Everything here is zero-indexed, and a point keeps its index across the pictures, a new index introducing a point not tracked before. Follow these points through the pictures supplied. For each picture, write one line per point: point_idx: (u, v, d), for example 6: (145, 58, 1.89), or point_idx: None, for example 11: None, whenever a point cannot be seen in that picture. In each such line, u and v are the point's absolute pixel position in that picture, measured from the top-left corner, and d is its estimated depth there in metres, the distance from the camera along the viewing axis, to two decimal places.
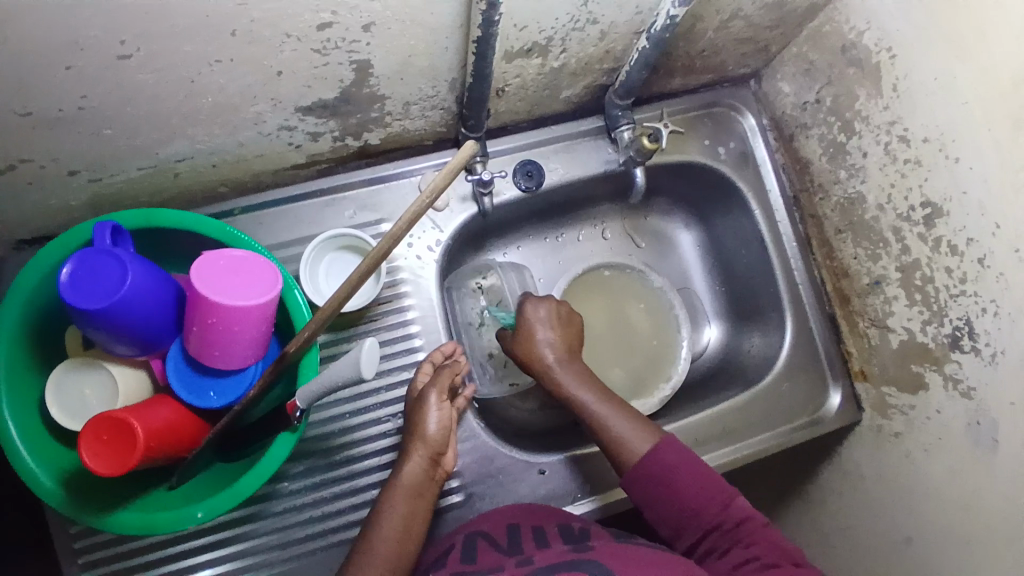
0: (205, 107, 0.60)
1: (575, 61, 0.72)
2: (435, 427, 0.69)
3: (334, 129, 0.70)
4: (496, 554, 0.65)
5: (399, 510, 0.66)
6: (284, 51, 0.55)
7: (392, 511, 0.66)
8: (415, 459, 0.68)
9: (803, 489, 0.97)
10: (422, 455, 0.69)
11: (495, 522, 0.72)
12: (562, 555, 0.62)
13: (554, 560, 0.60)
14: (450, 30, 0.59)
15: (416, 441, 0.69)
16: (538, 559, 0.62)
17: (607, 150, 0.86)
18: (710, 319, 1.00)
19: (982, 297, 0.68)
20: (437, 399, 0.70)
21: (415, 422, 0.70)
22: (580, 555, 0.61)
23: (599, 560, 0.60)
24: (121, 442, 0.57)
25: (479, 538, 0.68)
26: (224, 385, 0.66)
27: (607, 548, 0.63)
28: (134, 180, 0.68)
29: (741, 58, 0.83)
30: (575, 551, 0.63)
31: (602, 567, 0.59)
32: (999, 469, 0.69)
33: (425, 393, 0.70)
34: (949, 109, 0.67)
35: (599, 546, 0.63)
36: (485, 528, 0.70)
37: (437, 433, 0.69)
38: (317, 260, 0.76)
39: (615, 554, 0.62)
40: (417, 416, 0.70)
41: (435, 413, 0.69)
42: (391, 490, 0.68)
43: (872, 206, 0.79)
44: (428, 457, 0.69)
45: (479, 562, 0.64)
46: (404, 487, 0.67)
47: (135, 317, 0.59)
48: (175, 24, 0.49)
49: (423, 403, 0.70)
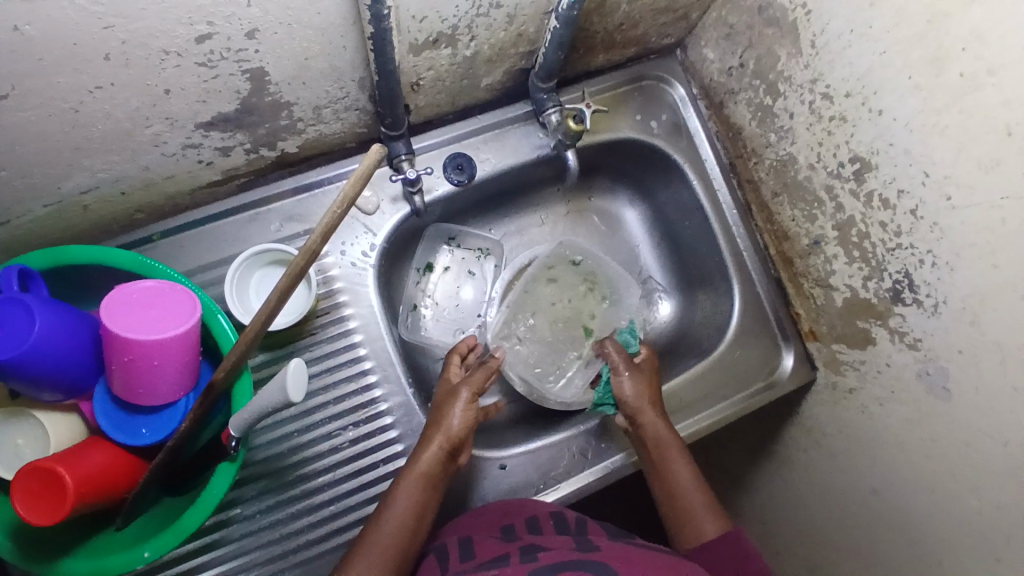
0: (97, 136, 0.57)
1: (488, 48, 0.70)
2: (458, 423, 0.73)
3: (244, 141, 0.67)
4: (495, 555, 0.62)
5: (413, 499, 0.69)
6: (167, 68, 0.52)
7: (405, 497, 0.68)
8: (434, 448, 0.71)
9: (772, 451, 0.98)
10: (440, 445, 0.71)
11: (489, 525, 0.70)
12: (567, 553, 0.60)
13: (560, 558, 0.58)
14: (344, 28, 0.57)
15: (438, 433, 0.72)
16: (541, 556, 0.59)
17: (537, 135, 0.84)
18: (663, 293, 0.99)
19: (918, 249, 0.68)
20: (467, 398, 0.75)
21: (438, 414, 0.74)
22: (586, 555, 0.60)
23: (604, 561, 0.58)
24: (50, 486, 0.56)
25: (477, 542, 0.66)
26: (156, 421, 0.64)
27: (615, 551, 0.61)
28: (41, 218, 0.64)
29: (661, 29, 0.82)
30: (579, 551, 0.61)
31: (606, 566, 0.57)
32: (952, 416, 0.69)
33: (456, 390, 0.75)
34: (866, 61, 0.66)
35: (606, 548, 0.62)
36: (481, 532, 0.68)
37: (459, 430, 0.72)
38: (245, 279, 0.73)
39: (621, 556, 0.60)
40: (444, 407, 0.74)
41: (461, 410, 0.74)
42: (405, 477, 0.70)
43: (803, 166, 0.78)
44: (445, 446, 0.71)
45: (480, 564, 0.61)
46: (419, 476, 0.70)
47: (53, 360, 0.56)
48: (42, 57, 0.46)
49: (450, 400, 0.75)
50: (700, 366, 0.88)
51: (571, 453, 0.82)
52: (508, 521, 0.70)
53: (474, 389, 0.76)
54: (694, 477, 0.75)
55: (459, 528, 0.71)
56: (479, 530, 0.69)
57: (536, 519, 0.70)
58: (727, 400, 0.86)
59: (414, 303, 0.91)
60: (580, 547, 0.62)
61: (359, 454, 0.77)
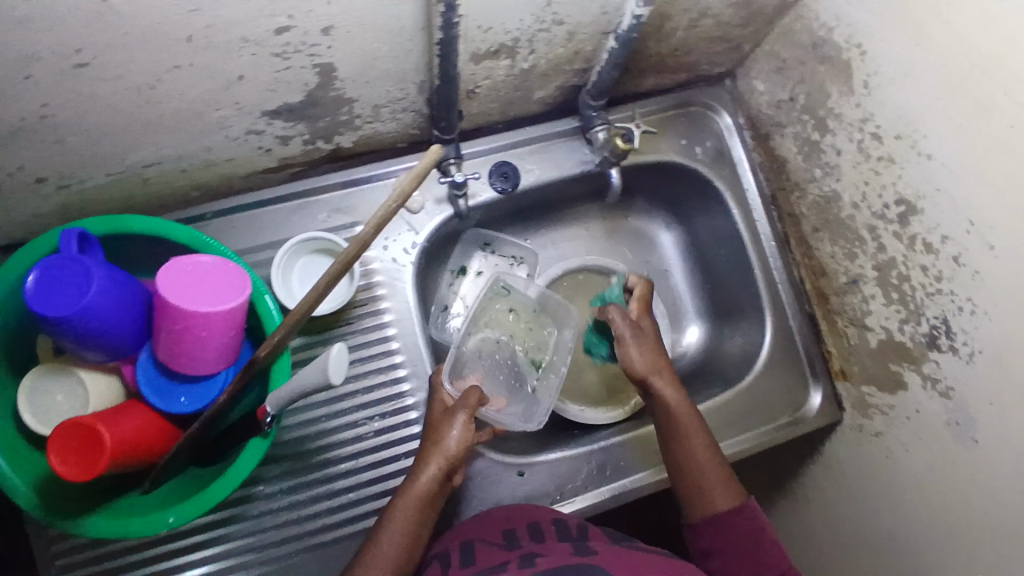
0: (168, 113, 0.60)
1: (545, 62, 0.72)
2: (455, 444, 0.69)
3: (304, 132, 0.70)
4: (496, 561, 0.63)
5: (410, 521, 0.67)
6: (244, 55, 0.55)
7: (401, 517, 0.67)
8: (430, 470, 0.68)
9: (790, 488, 0.96)
10: (437, 467, 0.68)
11: (492, 529, 0.70)
12: (566, 558, 0.61)
13: (558, 564, 0.59)
14: (412, 33, 0.59)
15: (435, 453, 0.69)
16: (539, 561, 0.60)
17: (583, 150, 0.86)
18: (693, 318, 1.00)
19: (957, 295, 0.67)
20: (464, 419, 0.70)
21: (435, 432, 0.71)
22: (584, 560, 0.60)
23: (601, 565, 0.59)
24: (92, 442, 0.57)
25: (477, 544, 0.67)
26: (195, 390, 0.66)
27: (612, 555, 0.62)
28: (103, 186, 0.67)
29: (713, 57, 0.83)
30: (578, 554, 0.62)
31: (603, 570, 0.58)
32: (979, 468, 0.68)
33: (454, 412, 0.71)
34: (919, 106, 0.66)
35: (603, 552, 0.63)
36: (482, 535, 0.69)
37: (457, 451, 0.69)
38: (290, 265, 0.76)
39: (621, 561, 0.61)
40: (439, 427, 0.71)
41: (458, 431, 0.70)
42: (403, 495, 0.68)
43: (847, 204, 0.78)
44: (441, 469, 0.69)
45: (480, 570, 0.61)
46: (416, 496, 0.68)
47: (102, 323, 0.58)
48: (129, 32, 0.49)
49: (448, 419, 0.71)
50: (724, 394, 0.87)
51: (588, 468, 0.83)
52: (510, 525, 0.70)
53: (473, 406, 0.71)
54: (710, 448, 0.73)
55: (462, 532, 0.71)
56: (481, 534, 0.69)
57: (537, 525, 0.70)
58: (750, 431, 0.86)
59: (445, 304, 0.92)
60: (577, 551, 0.63)
61: (381, 446, 0.79)
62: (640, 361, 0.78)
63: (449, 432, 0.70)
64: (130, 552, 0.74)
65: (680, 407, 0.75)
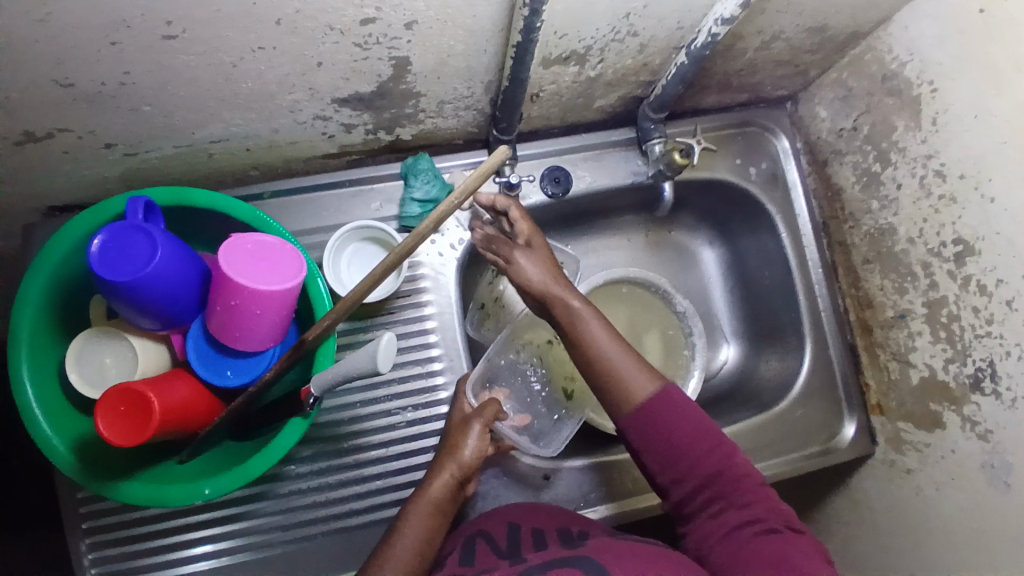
0: (243, 93, 0.61)
1: (612, 72, 0.72)
2: (471, 452, 0.69)
3: (368, 122, 0.71)
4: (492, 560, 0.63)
5: (422, 526, 0.65)
6: (326, 43, 0.56)
7: (414, 523, 0.65)
8: (443, 476, 0.68)
9: (809, 517, 0.96)
10: (451, 474, 0.68)
11: (496, 523, 0.70)
12: (556, 552, 0.61)
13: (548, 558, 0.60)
14: (490, 33, 0.60)
15: (450, 460, 0.69)
16: (531, 558, 0.61)
17: (636, 162, 0.86)
18: (728, 339, 0.99)
19: (1007, 340, 0.66)
20: (480, 429, 0.71)
21: (451, 442, 0.71)
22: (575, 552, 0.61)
23: (589, 552, 0.60)
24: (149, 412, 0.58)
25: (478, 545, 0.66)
26: (241, 365, 0.67)
27: (603, 544, 0.63)
28: (169, 157, 0.69)
29: (778, 80, 0.83)
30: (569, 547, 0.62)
31: (589, 557, 0.58)
32: (1012, 516, 0.67)
33: (471, 421, 0.71)
34: (987, 147, 0.66)
35: (593, 542, 0.63)
36: (483, 535, 0.68)
37: (473, 460, 0.69)
38: (340, 250, 0.76)
39: (609, 547, 0.62)
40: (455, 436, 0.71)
41: (473, 439, 0.70)
42: (416, 501, 0.67)
43: (902, 238, 0.78)
44: (455, 477, 0.68)
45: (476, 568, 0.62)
46: (429, 501, 0.66)
47: (162, 291, 0.59)
48: (220, 9, 0.50)
49: (465, 428, 0.71)
50: (756, 418, 0.87)
51: (613, 478, 0.83)
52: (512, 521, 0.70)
53: (492, 419, 0.72)
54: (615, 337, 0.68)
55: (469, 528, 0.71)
56: (484, 528, 0.70)
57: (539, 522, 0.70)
58: (780, 457, 0.85)
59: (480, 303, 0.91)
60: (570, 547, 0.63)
61: (412, 437, 0.79)
62: (539, 274, 0.73)
63: (463, 440, 0.70)
64: (159, 519, 0.75)
65: (579, 310, 0.70)
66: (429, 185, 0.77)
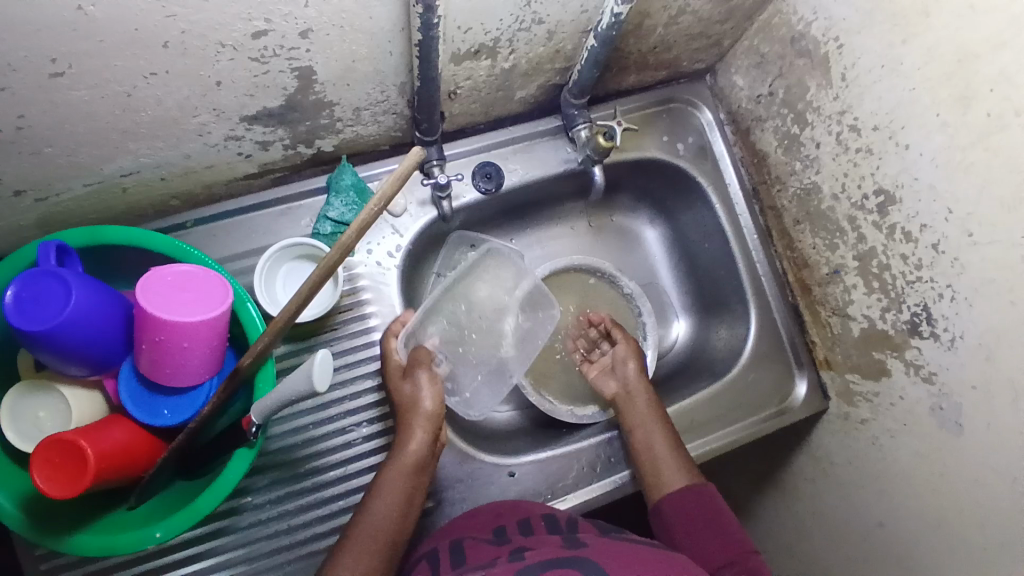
0: (145, 121, 0.59)
1: (526, 62, 0.72)
2: (430, 402, 0.70)
3: (284, 137, 0.69)
4: (488, 558, 0.58)
5: (405, 481, 0.66)
6: (221, 60, 0.54)
7: (391, 486, 0.66)
8: (417, 435, 0.68)
9: (776, 478, 0.97)
10: (426, 436, 0.68)
11: (482, 526, 0.67)
12: (557, 551, 0.56)
13: (549, 557, 0.55)
14: (392, 33, 0.59)
15: (416, 419, 0.69)
16: (529, 554, 0.56)
17: (565, 149, 0.86)
18: (678, 313, 1.01)
19: (938, 283, 0.68)
20: (429, 377, 0.72)
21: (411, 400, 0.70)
22: (575, 552, 0.56)
23: (592, 557, 0.55)
24: (87, 489, 0.55)
25: (467, 545, 0.62)
26: (178, 402, 0.64)
27: (602, 546, 0.58)
28: (81, 197, 0.66)
29: (693, 54, 0.84)
30: (568, 547, 0.57)
31: (594, 562, 0.53)
32: (964, 452, 0.69)
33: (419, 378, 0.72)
34: (895, 96, 0.67)
35: (596, 544, 0.58)
36: (472, 533, 0.65)
37: (434, 407, 0.70)
38: (273, 271, 0.75)
39: (610, 551, 0.57)
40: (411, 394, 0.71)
41: (429, 392, 0.71)
42: (391, 467, 0.67)
43: (827, 196, 0.79)
44: (432, 436, 0.69)
45: (470, 568, 0.57)
46: (410, 462, 0.67)
47: (84, 335, 0.56)
48: (104, 39, 0.48)
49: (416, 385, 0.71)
50: (712, 387, 0.88)
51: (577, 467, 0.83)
52: (500, 523, 0.66)
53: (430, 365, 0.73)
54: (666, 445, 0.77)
55: (452, 532, 0.67)
56: (470, 533, 0.66)
57: (528, 521, 0.67)
58: (736, 424, 0.87)
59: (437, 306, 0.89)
60: (569, 544, 0.58)
61: (371, 450, 0.78)
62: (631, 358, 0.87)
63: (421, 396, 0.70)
64: (118, 569, 0.72)
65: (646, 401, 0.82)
66: (347, 208, 0.77)
